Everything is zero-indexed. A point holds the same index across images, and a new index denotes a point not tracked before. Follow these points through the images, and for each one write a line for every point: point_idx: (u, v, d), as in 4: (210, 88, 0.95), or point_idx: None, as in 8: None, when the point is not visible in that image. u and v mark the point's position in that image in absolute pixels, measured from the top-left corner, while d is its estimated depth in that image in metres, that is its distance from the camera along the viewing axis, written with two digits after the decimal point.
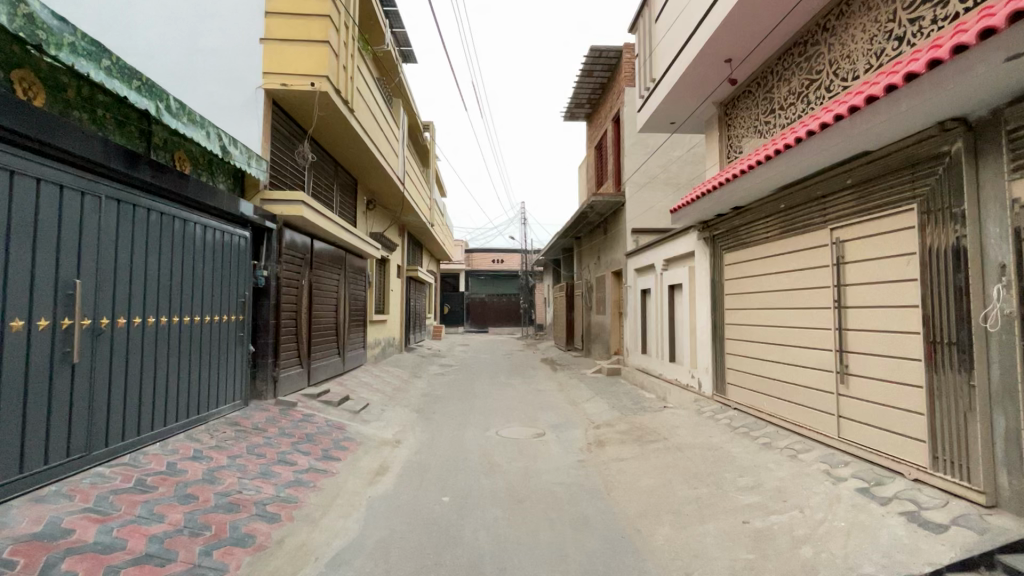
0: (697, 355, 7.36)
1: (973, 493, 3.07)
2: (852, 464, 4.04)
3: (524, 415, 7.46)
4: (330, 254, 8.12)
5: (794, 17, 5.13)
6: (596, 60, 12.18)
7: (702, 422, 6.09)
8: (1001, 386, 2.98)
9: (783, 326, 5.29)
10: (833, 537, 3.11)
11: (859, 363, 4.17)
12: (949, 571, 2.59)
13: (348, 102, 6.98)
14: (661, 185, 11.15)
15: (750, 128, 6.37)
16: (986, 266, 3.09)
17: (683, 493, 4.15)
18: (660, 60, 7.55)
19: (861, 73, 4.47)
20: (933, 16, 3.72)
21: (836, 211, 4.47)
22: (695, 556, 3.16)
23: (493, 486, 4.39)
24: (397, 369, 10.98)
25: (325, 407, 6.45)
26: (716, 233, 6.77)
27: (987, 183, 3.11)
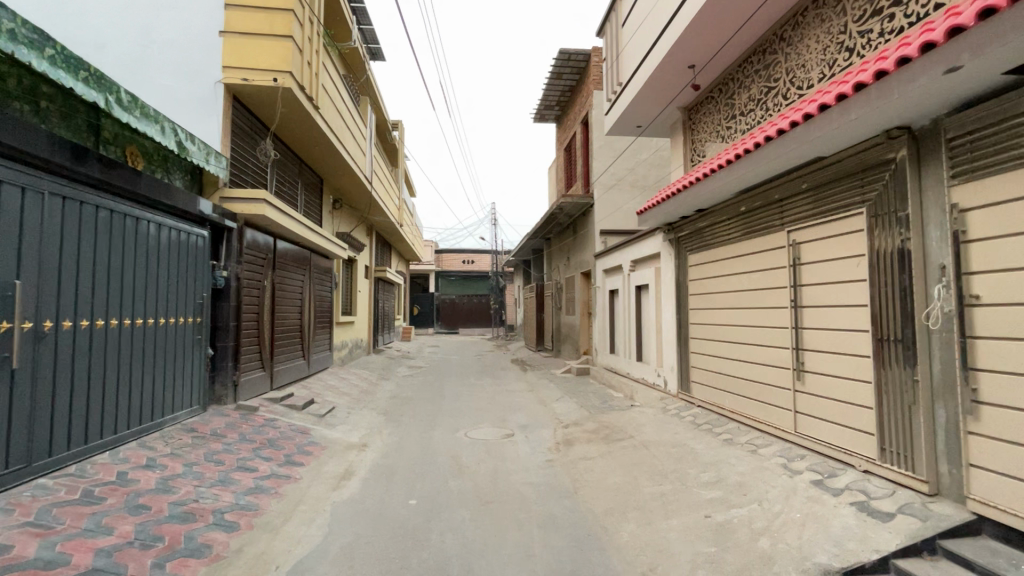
0: (663, 354, 7.52)
1: (917, 483, 3.24)
2: (808, 457, 4.21)
3: (493, 415, 7.46)
4: (294, 254, 7.92)
5: (753, 27, 5.30)
6: (565, 63, 12.32)
7: (667, 420, 6.22)
8: (942, 380, 3.15)
9: (743, 325, 5.46)
10: (789, 529, 3.22)
11: (813, 360, 4.35)
12: (895, 557, 2.73)
13: (314, 99, 6.83)
14: (628, 187, 11.35)
15: (713, 132, 6.56)
16: (928, 268, 3.27)
17: (648, 489, 4.23)
18: (627, 65, 7.69)
19: (815, 82, 4.66)
20: (881, 29, 3.91)
21: (793, 215, 4.64)
22: (658, 551, 3.23)
23: (461, 488, 4.36)
24: (364, 371, 10.80)
25: (289, 411, 6.28)
26: (680, 235, 6.93)
27: (929, 189, 3.28)
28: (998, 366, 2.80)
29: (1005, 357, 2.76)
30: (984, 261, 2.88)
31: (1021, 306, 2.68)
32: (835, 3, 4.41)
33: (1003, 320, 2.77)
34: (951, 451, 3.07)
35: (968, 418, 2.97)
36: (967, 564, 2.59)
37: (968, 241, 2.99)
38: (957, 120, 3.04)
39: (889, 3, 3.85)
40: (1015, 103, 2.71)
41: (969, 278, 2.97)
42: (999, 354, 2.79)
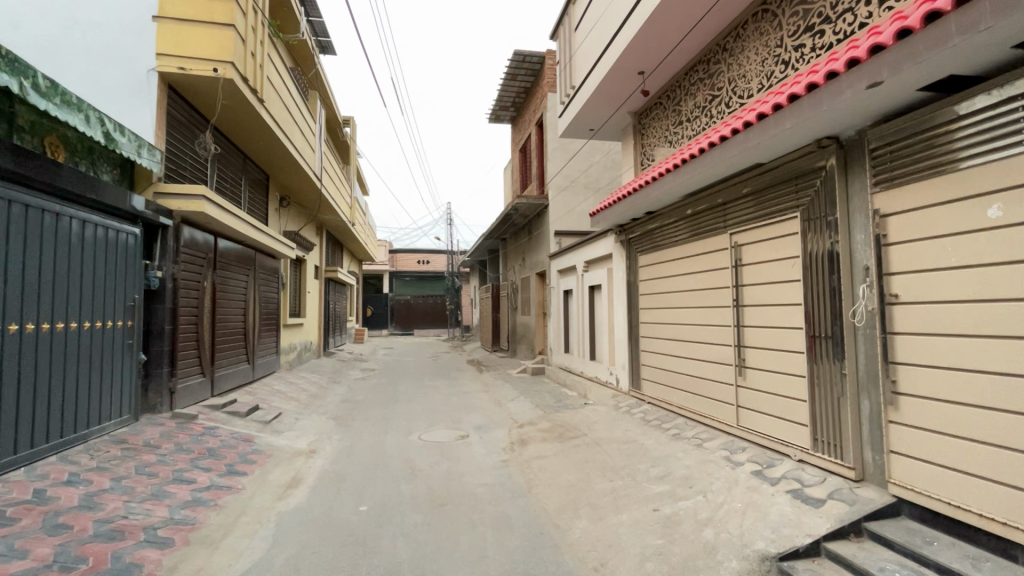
0: (615, 353, 7.69)
1: (846, 470, 3.46)
2: (748, 449, 4.42)
3: (447, 417, 7.39)
4: (237, 253, 7.55)
5: (697, 36, 5.52)
6: (520, 64, 12.39)
7: (619, 417, 6.38)
8: (867, 374, 3.39)
9: (690, 323, 5.66)
10: (731, 518, 3.37)
11: (754, 356, 4.57)
12: (826, 540, 2.91)
13: (258, 92, 6.54)
14: (582, 189, 11.54)
15: (661, 137, 6.77)
16: (854, 269, 3.50)
17: (600, 485, 4.32)
18: (579, 69, 7.82)
19: (754, 92, 4.90)
20: (812, 45, 4.16)
21: (735, 218, 4.86)
22: (608, 547, 3.30)
23: (414, 492, 4.29)
24: (314, 375, 10.44)
25: (231, 418, 5.99)
26: (631, 237, 7.11)
27: (854, 195, 3.51)
28: (915, 360, 3.04)
29: (921, 352, 3.00)
30: (903, 263, 3.12)
31: (934, 304, 2.92)
32: (773, 18, 4.65)
33: (920, 317, 3.01)
34: (874, 439, 3.30)
35: (889, 408, 3.20)
36: (889, 543, 2.80)
37: (888, 244, 3.22)
38: (879, 132, 3.27)
39: (820, 20, 4.09)
40: (929, 117, 2.93)
41: (890, 279, 3.21)
42: (916, 349, 3.03)
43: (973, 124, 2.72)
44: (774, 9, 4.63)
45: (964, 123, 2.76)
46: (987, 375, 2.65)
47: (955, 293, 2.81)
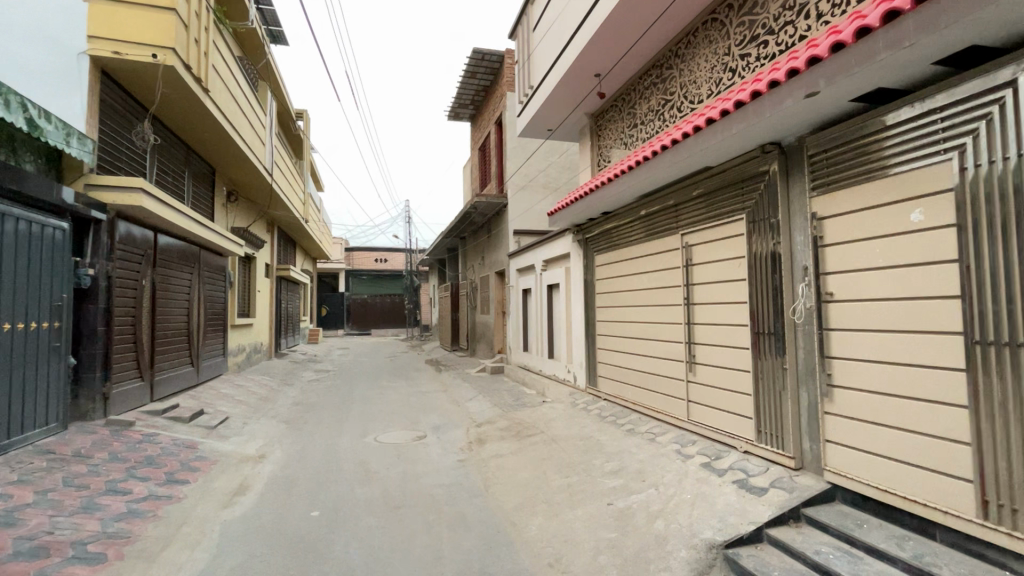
0: (573, 351, 7.80)
1: (787, 460, 3.65)
2: (698, 443, 4.58)
3: (404, 418, 7.28)
4: (180, 250, 7.16)
5: (651, 41, 5.66)
6: (479, 63, 12.33)
7: (576, 414, 6.48)
8: (805, 368, 3.58)
9: (644, 321, 5.82)
10: (681, 509, 3.49)
11: (704, 352, 4.74)
12: (767, 527, 3.05)
13: (202, 80, 6.23)
14: (540, 188, 11.64)
15: (616, 139, 6.91)
16: (794, 269, 3.70)
17: (557, 482, 4.37)
18: (537, 69, 7.87)
19: (704, 98, 5.08)
20: (757, 55, 4.35)
21: (686, 219, 5.03)
22: (564, 542, 3.35)
23: (369, 495, 4.20)
24: (265, 378, 10.05)
25: (172, 424, 5.68)
26: (588, 236, 7.23)
27: (795, 198, 3.70)
28: (848, 354, 3.23)
29: (853, 346, 3.20)
30: (838, 264, 3.32)
31: (865, 302, 3.12)
32: (721, 27, 4.83)
33: (853, 313, 3.20)
34: (811, 429, 3.49)
35: (825, 400, 3.39)
36: (824, 526, 2.97)
37: (825, 245, 3.42)
38: (816, 139, 3.46)
39: (764, 30, 4.28)
40: (861, 126, 3.12)
41: (826, 278, 3.40)
42: (849, 345, 3.23)
43: (899, 134, 2.91)
44: (722, 18, 4.80)
45: (892, 133, 2.94)
46: (911, 366, 2.84)
47: (882, 291, 3.01)
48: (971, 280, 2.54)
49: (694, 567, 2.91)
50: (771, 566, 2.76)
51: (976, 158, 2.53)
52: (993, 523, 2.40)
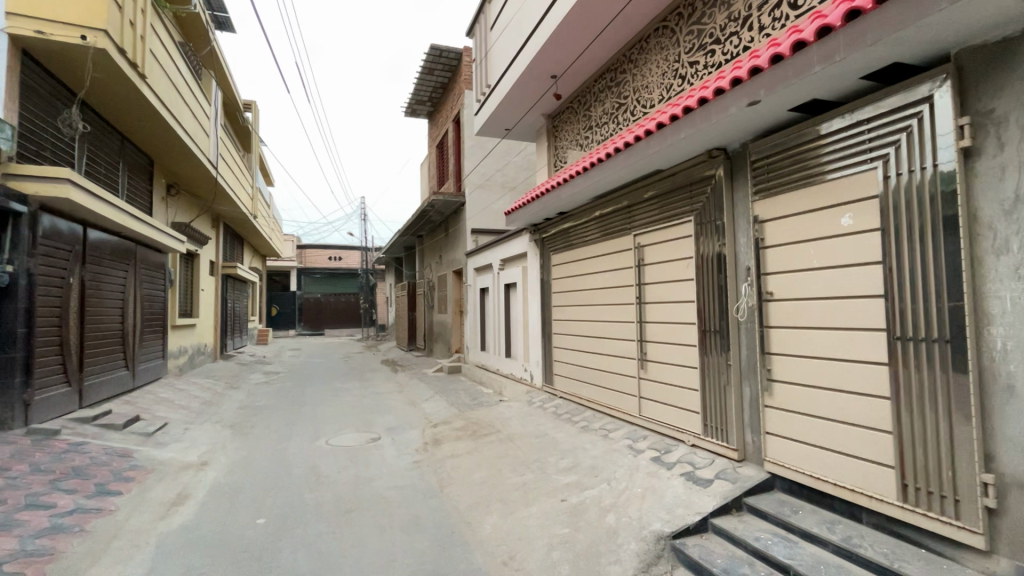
0: (530, 350, 7.85)
1: (731, 452, 3.81)
2: (649, 438, 4.72)
3: (358, 420, 7.12)
4: (113, 246, 6.71)
5: (605, 45, 5.77)
6: (436, 59, 12.17)
7: (532, 412, 6.53)
8: (747, 364, 3.75)
9: (598, 320, 5.93)
10: (631, 503, 3.58)
11: (655, 349, 4.88)
12: (712, 517, 3.18)
13: (139, 66, 5.86)
14: (498, 187, 11.65)
15: (572, 140, 7.01)
16: (737, 270, 3.87)
17: (512, 480, 4.39)
18: (494, 68, 7.88)
19: (655, 102, 5.23)
20: (704, 63, 4.52)
21: (638, 220, 5.17)
22: (518, 539, 3.37)
23: (319, 500, 4.08)
24: (209, 381, 9.56)
25: (104, 432, 5.31)
26: (545, 236, 7.29)
27: (738, 201, 3.87)
28: (786, 351, 3.41)
29: (791, 343, 3.38)
30: (777, 265, 3.50)
31: (801, 301, 3.30)
32: (671, 35, 4.99)
33: (789, 312, 3.39)
34: (753, 422, 3.66)
35: (765, 394, 3.57)
36: (764, 514, 3.13)
37: (766, 247, 3.59)
38: (758, 146, 3.63)
39: (711, 40, 4.44)
40: (799, 134, 3.29)
41: (767, 278, 3.58)
42: (787, 341, 3.41)
43: (832, 143, 3.09)
44: (673, 26, 4.96)
45: (827, 141, 3.12)
46: (841, 361, 3.03)
47: (815, 291, 3.21)
48: (893, 281, 2.73)
49: (643, 559, 2.99)
50: (714, 554, 2.88)
51: (899, 167, 2.72)
52: (911, 505, 2.59)
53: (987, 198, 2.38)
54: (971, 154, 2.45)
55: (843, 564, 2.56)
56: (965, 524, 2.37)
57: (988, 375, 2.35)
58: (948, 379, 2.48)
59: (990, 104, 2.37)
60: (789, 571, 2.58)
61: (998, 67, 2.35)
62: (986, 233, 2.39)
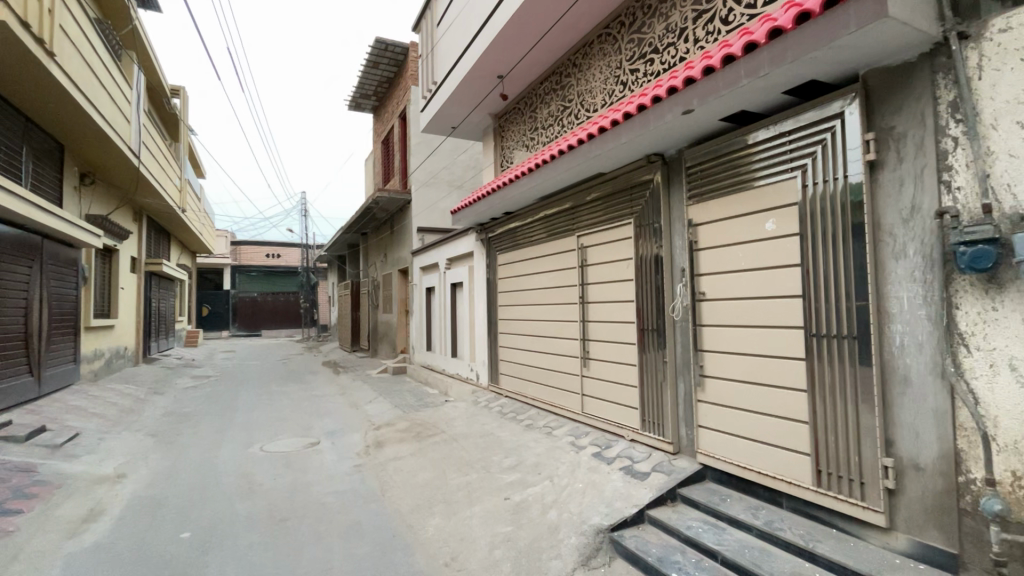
0: (476, 350, 7.84)
1: (667, 446, 3.98)
2: (591, 434, 4.85)
3: (296, 424, 6.83)
4: (15, 240, 6.07)
5: (550, 48, 5.85)
6: (382, 53, 11.88)
7: (477, 412, 6.52)
8: (682, 360, 3.93)
9: (543, 319, 6.02)
10: (572, 498, 3.66)
11: (597, 348, 5.02)
12: (648, 508, 3.31)
13: (46, 43, 5.34)
14: (444, 186, 11.55)
15: (518, 141, 7.05)
16: (673, 271, 4.04)
17: (455, 481, 4.36)
18: (440, 65, 7.80)
19: (598, 107, 5.36)
20: (644, 71, 4.68)
21: (582, 221, 5.28)
22: (461, 540, 3.36)
23: (251, 509, 3.88)
24: (128, 386, 8.84)
25: (2, 445, 4.79)
26: (491, 236, 7.30)
27: (674, 205, 4.04)
28: (717, 348, 3.60)
29: (721, 340, 3.57)
30: (708, 266, 3.68)
31: (730, 301, 3.49)
32: (613, 42, 5.13)
33: (720, 310, 3.58)
34: (687, 417, 3.84)
35: (698, 389, 3.75)
36: (696, 504, 3.29)
37: (699, 249, 3.78)
38: (692, 153, 3.81)
39: (650, 49, 4.61)
40: (729, 143, 3.48)
41: (700, 279, 3.76)
42: (717, 339, 3.60)
43: (758, 152, 3.29)
44: (615, 33, 5.11)
45: (754, 150, 3.31)
46: (764, 357, 3.23)
47: (742, 291, 3.41)
48: (809, 282, 2.95)
49: (582, 553, 3.06)
50: (649, 544, 2.99)
51: (815, 177, 2.93)
52: (824, 489, 2.81)
53: (888, 207, 2.62)
54: (876, 166, 2.68)
55: (765, 547, 2.74)
56: (869, 505, 2.60)
57: (888, 368, 2.59)
58: (855, 372, 2.70)
59: (891, 121, 2.61)
60: (717, 556, 2.73)
61: (898, 88, 2.58)
62: (887, 239, 2.62)
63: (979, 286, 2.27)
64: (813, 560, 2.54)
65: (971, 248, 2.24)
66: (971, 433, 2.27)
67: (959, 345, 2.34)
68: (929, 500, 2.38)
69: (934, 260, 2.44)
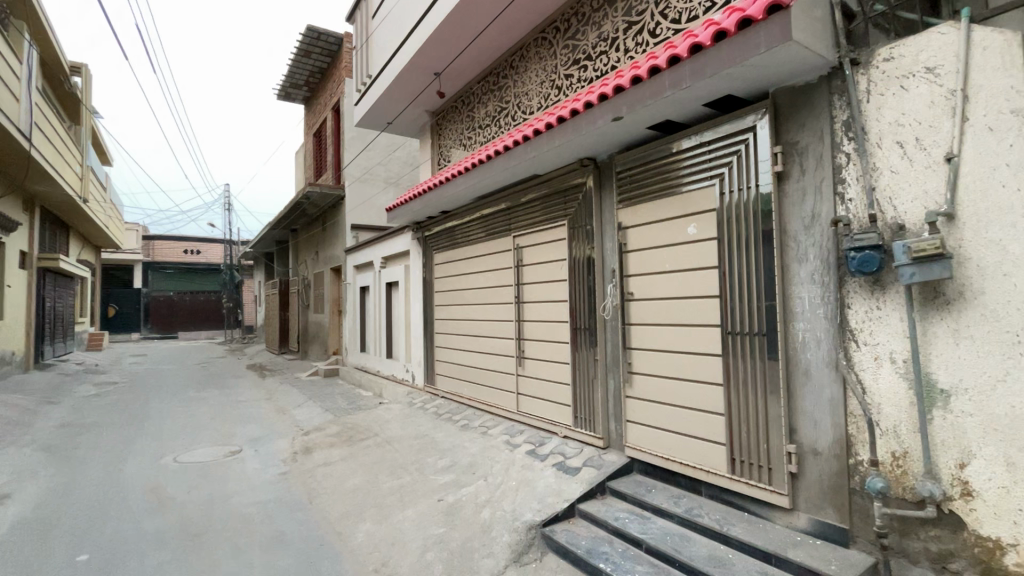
0: (411, 350, 7.71)
1: (597, 441, 4.11)
2: (525, 432, 4.92)
3: (215, 432, 6.39)
4: None
5: (488, 48, 5.86)
6: (314, 42, 11.38)
7: (412, 413, 6.42)
8: (612, 358, 4.07)
9: (479, 319, 6.02)
10: (506, 496, 3.70)
11: (532, 347, 5.10)
12: (579, 502, 3.41)
13: None
14: (380, 182, 11.26)
15: (456, 140, 7.02)
16: (604, 271, 4.18)
17: (387, 484, 4.27)
18: (375, 58, 7.59)
19: (534, 110, 5.44)
20: (579, 76, 4.79)
21: (518, 222, 5.34)
22: (392, 544, 3.30)
23: (160, 526, 3.59)
24: (15, 396, 7.88)
25: None
26: (427, 234, 7.21)
27: (605, 209, 4.19)
28: (643, 346, 3.77)
29: (647, 338, 3.74)
30: (637, 267, 3.85)
31: (656, 301, 3.67)
32: (549, 46, 5.23)
33: (647, 309, 3.74)
34: (616, 412, 3.98)
35: (626, 385, 3.90)
36: (623, 495, 3.43)
37: (628, 251, 3.93)
38: (622, 158, 3.96)
39: (584, 56, 4.73)
40: (656, 150, 3.65)
41: (629, 279, 3.91)
42: (644, 337, 3.76)
43: (683, 159, 3.46)
44: (550, 38, 5.21)
45: (678, 158, 3.49)
46: (686, 354, 3.42)
47: (667, 292, 3.59)
48: (725, 283, 3.16)
49: (514, 550, 3.09)
50: (579, 537, 3.08)
51: (731, 186, 3.14)
52: (737, 475, 3.02)
53: (793, 215, 2.86)
54: (782, 177, 2.92)
55: (685, 533, 2.91)
56: (775, 488, 2.82)
57: (791, 363, 2.82)
58: (764, 366, 2.93)
59: (796, 136, 2.85)
60: (641, 544, 2.86)
61: (801, 107, 2.83)
62: (792, 244, 2.86)
63: (867, 287, 2.54)
64: (728, 542, 2.73)
65: (860, 253, 2.46)
66: (859, 419, 2.54)
67: (850, 340, 2.59)
68: (825, 481, 2.63)
69: (831, 263, 2.68)
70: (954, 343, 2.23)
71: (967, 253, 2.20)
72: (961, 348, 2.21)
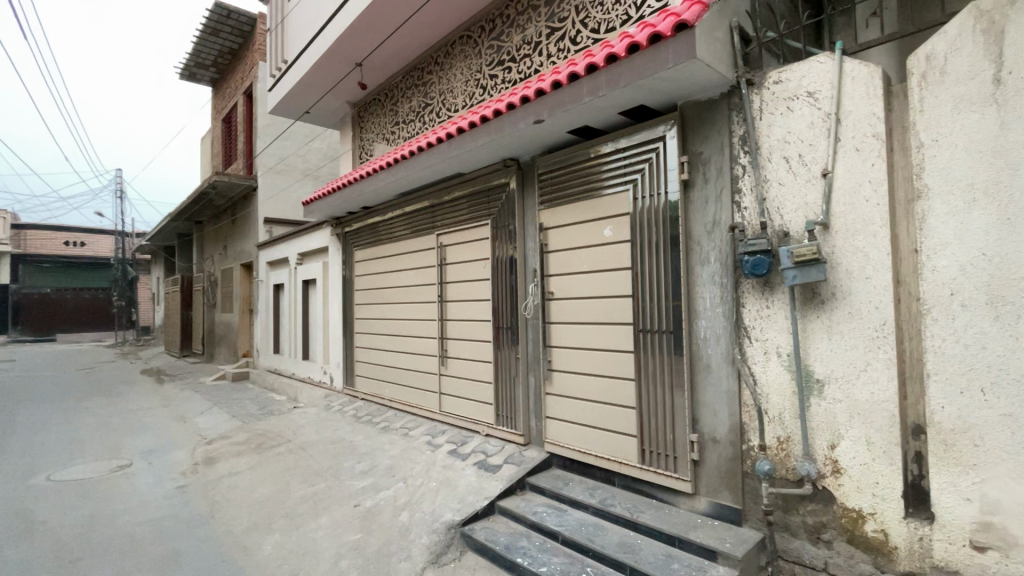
0: (329, 351, 7.38)
1: (518, 438, 4.17)
2: (447, 432, 4.89)
3: (100, 445, 5.72)
4: None
5: (413, 42, 5.74)
6: (223, 19, 10.53)
7: (329, 417, 6.15)
8: (533, 356, 4.15)
9: (401, 319, 5.89)
10: (426, 498, 3.65)
11: (455, 347, 5.07)
12: (499, 499, 3.44)
13: None
14: (297, 174, 10.66)
15: (378, 134, 6.81)
16: (526, 271, 4.24)
17: (300, 492, 4.06)
18: (292, 42, 7.17)
19: (459, 108, 5.41)
20: (503, 77, 4.83)
21: (441, 220, 5.28)
22: (303, 555, 3.14)
23: (27, 554, 3.15)
24: None
25: None
26: (347, 230, 6.94)
27: (528, 209, 4.26)
28: (563, 344, 3.88)
29: (566, 336, 3.85)
30: (557, 268, 3.95)
31: (575, 300, 3.79)
32: (474, 45, 5.23)
33: (567, 308, 3.86)
34: (537, 409, 4.06)
35: (546, 382, 3.99)
36: (542, 490, 3.50)
37: (549, 251, 4.02)
38: (544, 160, 4.05)
39: (508, 58, 4.78)
40: (576, 154, 3.76)
41: (550, 279, 4.01)
42: (563, 335, 3.87)
43: (601, 164, 3.60)
44: (476, 37, 5.20)
45: (596, 163, 3.63)
46: (602, 351, 3.57)
47: (585, 291, 3.72)
48: (638, 283, 3.34)
49: (433, 551, 3.06)
50: (498, 533, 3.11)
51: (644, 192, 3.32)
52: (647, 465, 3.20)
53: (697, 221, 3.08)
54: (688, 185, 3.13)
55: (599, 522, 3.03)
56: (679, 475, 3.02)
57: (695, 358, 3.04)
58: (670, 362, 3.12)
59: (700, 148, 3.07)
60: (558, 536, 2.95)
61: (705, 120, 3.05)
62: (696, 247, 3.08)
63: (758, 289, 2.79)
64: (637, 528, 2.88)
65: (752, 257, 2.70)
66: (751, 408, 2.78)
67: (744, 337, 2.84)
68: (722, 466, 2.86)
69: (729, 266, 2.92)
70: (827, 338, 2.52)
71: (838, 258, 2.49)
72: (833, 343, 2.49)
